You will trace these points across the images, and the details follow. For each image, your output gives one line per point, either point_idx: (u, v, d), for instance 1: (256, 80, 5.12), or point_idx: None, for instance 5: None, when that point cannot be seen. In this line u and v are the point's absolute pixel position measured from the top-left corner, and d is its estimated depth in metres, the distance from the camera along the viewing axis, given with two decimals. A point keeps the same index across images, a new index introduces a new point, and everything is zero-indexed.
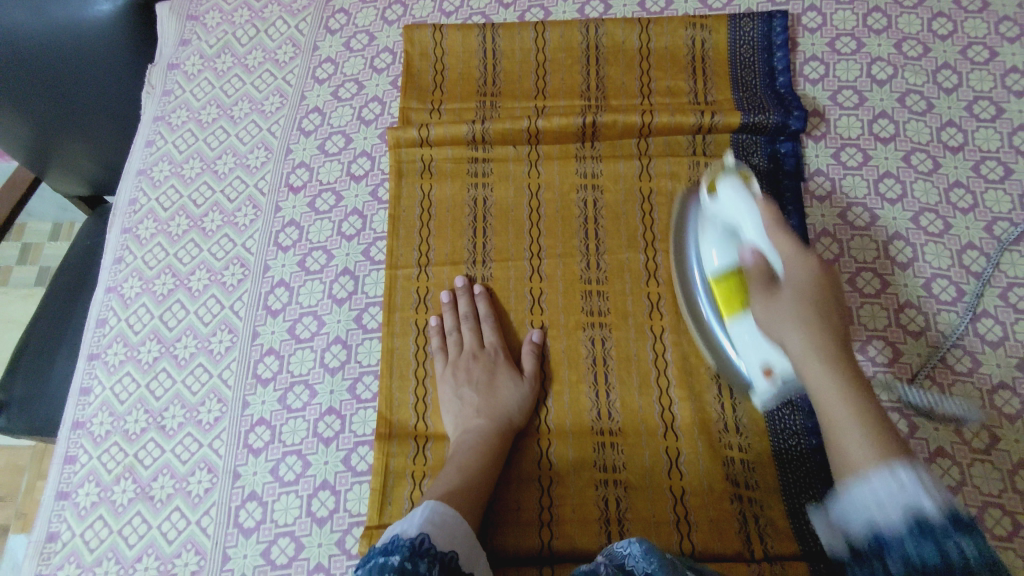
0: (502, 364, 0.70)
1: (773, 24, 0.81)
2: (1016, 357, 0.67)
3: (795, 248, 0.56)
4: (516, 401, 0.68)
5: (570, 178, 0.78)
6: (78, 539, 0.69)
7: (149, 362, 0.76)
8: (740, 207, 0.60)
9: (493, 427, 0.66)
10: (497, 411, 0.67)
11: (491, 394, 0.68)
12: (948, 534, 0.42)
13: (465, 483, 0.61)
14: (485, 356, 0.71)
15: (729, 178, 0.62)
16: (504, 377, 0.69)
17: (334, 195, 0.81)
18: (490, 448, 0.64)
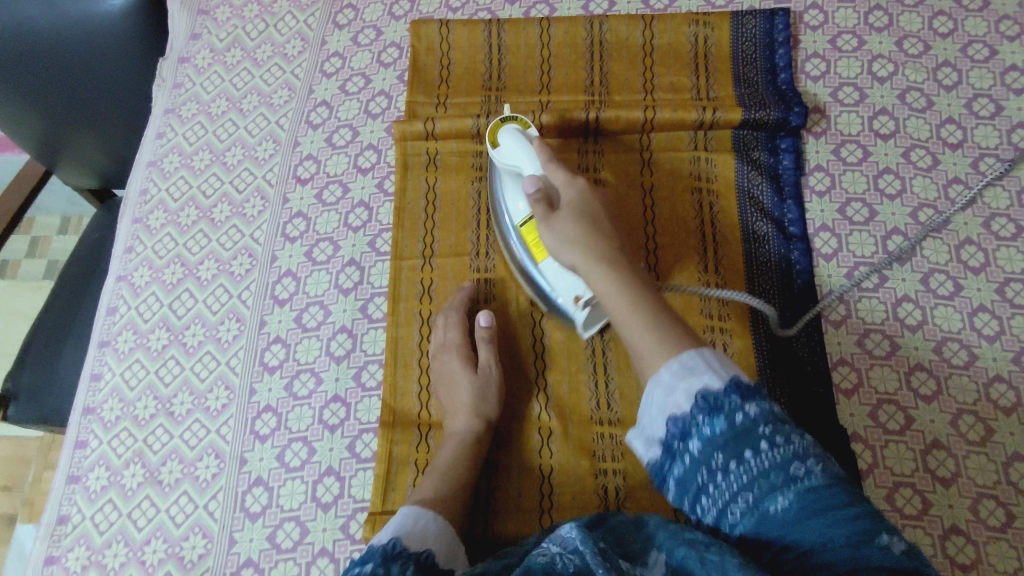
0: (462, 359, 0.70)
1: (774, 22, 0.82)
2: (1012, 352, 0.68)
3: (566, 174, 0.64)
4: (475, 392, 0.67)
5: (571, 174, 0.79)
6: (88, 522, 0.71)
7: (159, 350, 0.78)
8: (522, 155, 0.66)
9: (469, 426, 0.66)
10: (464, 406, 0.67)
11: (456, 392, 0.68)
12: (733, 402, 0.45)
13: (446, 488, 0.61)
14: (453, 353, 0.70)
15: (509, 126, 0.67)
16: (463, 372, 0.69)
17: (341, 187, 0.82)
18: (470, 449, 0.65)
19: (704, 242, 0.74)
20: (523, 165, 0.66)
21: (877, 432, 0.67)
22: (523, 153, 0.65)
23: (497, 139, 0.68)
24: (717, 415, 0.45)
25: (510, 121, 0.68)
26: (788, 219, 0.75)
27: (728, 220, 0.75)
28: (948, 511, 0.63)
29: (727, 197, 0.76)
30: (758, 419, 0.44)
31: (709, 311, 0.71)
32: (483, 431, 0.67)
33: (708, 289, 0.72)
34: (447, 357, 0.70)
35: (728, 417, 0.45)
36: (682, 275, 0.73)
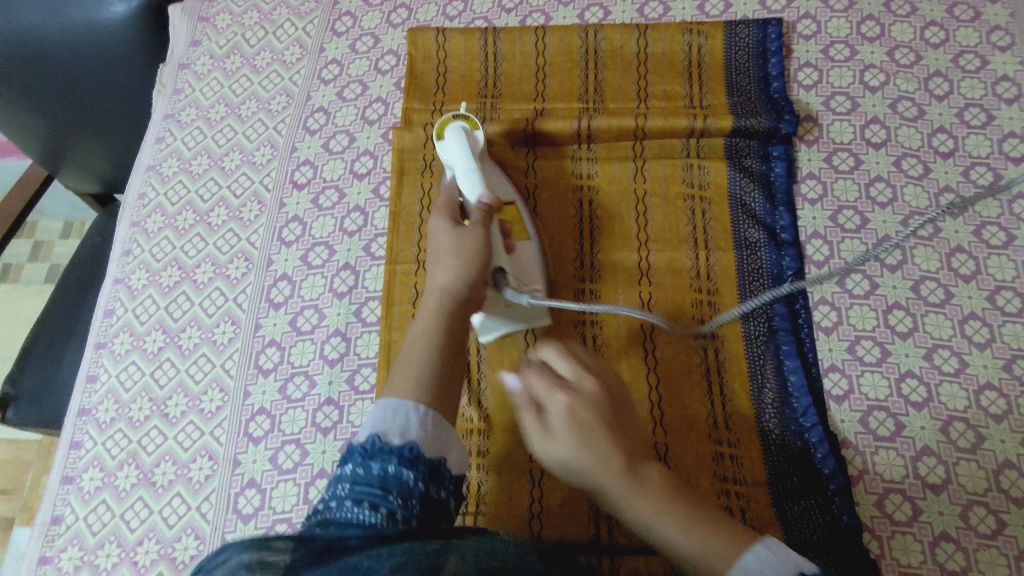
0: (448, 216, 0.66)
1: (767, 31, 0.83)
2: (1002, 359, 0.68)
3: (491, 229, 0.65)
4: (458, 241, 0.62)
5: (565, 180, 0.79)
6: (81, 522, 0.71)
7: (154, 352, 0.78)
8: (460, 151, 0.70)
9: (453, 280, 0.61)
10: (449, 258, 0.62)
11: (439, 244, 0.64)
12: None
13: (433, 353, 0.59)
14: (442, 212, 0.66)
15: (455, 125, 0.72)
16: (447, 219, 0.65)
17: (337, 193, 0.83)
18: (452, 302, 0.61)
19: (697, 249, 0.75)
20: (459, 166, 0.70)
21: (867, 438, 0.67)
22: (461, 153, 0.70)
23: (444, 134, 0.73)
24: None
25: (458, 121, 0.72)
26: (780, 226, 0.76)
27: (720, 227, 0.76)
28: (938, 517, 0.63)
29: (719, 205, 0.77)
30: None
31: (701, 317, 0.72)
32: (469, 285, 0.61)
33: (700, 295, 0.73)
34: (438, 217, 0.65)
35: None
36: (674, 281, 0.74)
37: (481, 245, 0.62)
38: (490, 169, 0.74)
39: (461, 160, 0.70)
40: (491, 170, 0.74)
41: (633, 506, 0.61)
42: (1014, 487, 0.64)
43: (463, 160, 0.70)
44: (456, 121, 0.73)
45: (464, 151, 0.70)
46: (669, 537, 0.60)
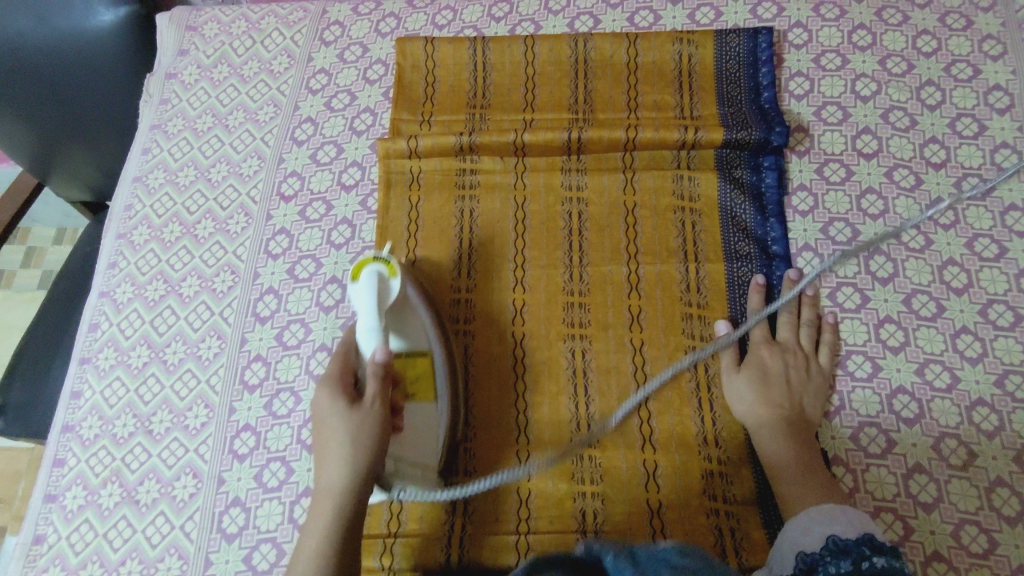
0: (341, 392, 0.59)
1: (758, 41, 0.82)
2: (994, 374, 0.68)
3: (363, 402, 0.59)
4: (351, 437, 0.57)
5: (553, 193, 0.78)
6: (64, 541, 0.70)
7: (139, 367, 0.77)
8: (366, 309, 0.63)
9: (345, 481, 0.56)
10: (339, 461, 0.56)
11: (331, 429, 0.58)
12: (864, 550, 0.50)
13: (330, 544, 0.55)
14: (331, 384, 0.60)
15: (371, 273, 0.65)
16: (340, 403, 0.58)
17: (324, 205, 0.82)
18: (348, 507, 0.56)
19: (687, 262, 0.74)
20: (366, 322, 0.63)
21: (858, 455, 0.66)
22: (367, 305, 0.63)
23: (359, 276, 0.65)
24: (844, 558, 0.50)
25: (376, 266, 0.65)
26: (771, 238, 0.75)
27: (710, 239, 0.75)
28: (929, 537, 0.62)
29: (710, 216, 0.76)
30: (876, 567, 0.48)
31: (691, 332, 0.71)
32: (363, 481, 0.57)
33: (690, 309, 0.72)
34: (325, 388, 0.59)
35: (855, 560, 0.49)
36: (664, 294, 0.73)
37: (378, 439, 0.57)
38: (408, 307, 0.67)
39: (366, 316, 0.63)
40: (410, 314, 0.67)
41: (772, 451, 0.63)
42: (1007, 505, 0.63)
43: (368, 316, 0.63)
44: (373, 264, 0.65)
45: (371, 304, 0.63)
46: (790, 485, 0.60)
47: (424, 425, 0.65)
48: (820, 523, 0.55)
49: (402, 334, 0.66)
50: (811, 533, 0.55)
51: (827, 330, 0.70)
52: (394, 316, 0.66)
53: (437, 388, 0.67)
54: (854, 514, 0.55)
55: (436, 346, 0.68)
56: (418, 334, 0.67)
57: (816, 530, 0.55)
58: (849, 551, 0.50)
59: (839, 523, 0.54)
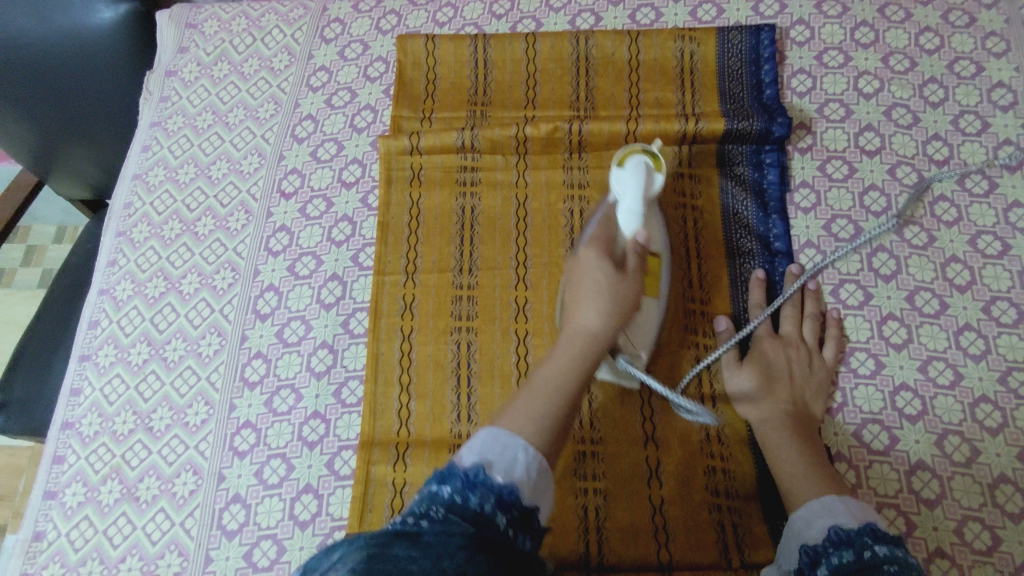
0: (606, 255, 0.61)
1: (760, 38, 0.81)
2: (998, 371, 0.67)
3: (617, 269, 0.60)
4: (609, 292, 0.58)
5: (556, 191, 0.78)
6: (63, 538, 0.70)
7: (139, 364, 0.77)
8: (630, 181, 0.65)
9: (602, 325, 0.57)
10: (600, 301, 0.58)
11: (591, 275, 0.59)
12: (867, 540, 0.50)
13: (572, 378, 0.54)
14: (598, 246, 0.62)
15: (639, 158, 0.67)
16: (607, 262, 0.60)
17: (325, 202, 0.82)
18: (594, 353, 0.56)
19: (689, 258, 0.74)
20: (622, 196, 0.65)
21: (861, 452, 0.66)
22: (633, 188, 0.64)
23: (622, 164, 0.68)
24: (847, 549, 0.50)
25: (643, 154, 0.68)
26: (772, 234, 0.75)
27: (712, 236, 0.75)
28: (932, 533, 0.62)
29: (711, 213, 0.76)
30: (882, 557, 0.48)
31: (693, 328, 0.71)
32: (615, 330, 0.58)
33: (693, 305, 0.72)
34: (592, 249, 0.61)
35: (857, 551, 0.50)
36: None
37: (634, 300, 0.59)
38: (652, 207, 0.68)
39: (630, 197, 0.64)
40: (654, 214, 0.68)
41: (774, 442, 0.63)
42: (1010, 502, 0.63)
43: (633, 191, 0.64)
44: (640, 155, 0.67)
45: (637, 186, 0.64)
46: (791, 475, 0.60)
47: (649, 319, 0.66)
48: (821, 516, 0.55)
49: (649, 224, 0.67)
50: (813, 527, 0.55)
51: (832, 324, 0.70)
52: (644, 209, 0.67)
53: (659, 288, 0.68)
54: (855, 505, 0.55)
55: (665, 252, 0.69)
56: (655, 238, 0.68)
57: (818, 523, 0.54)
58: (851, 542, 0.51)
59: (840, 515, 0.54)
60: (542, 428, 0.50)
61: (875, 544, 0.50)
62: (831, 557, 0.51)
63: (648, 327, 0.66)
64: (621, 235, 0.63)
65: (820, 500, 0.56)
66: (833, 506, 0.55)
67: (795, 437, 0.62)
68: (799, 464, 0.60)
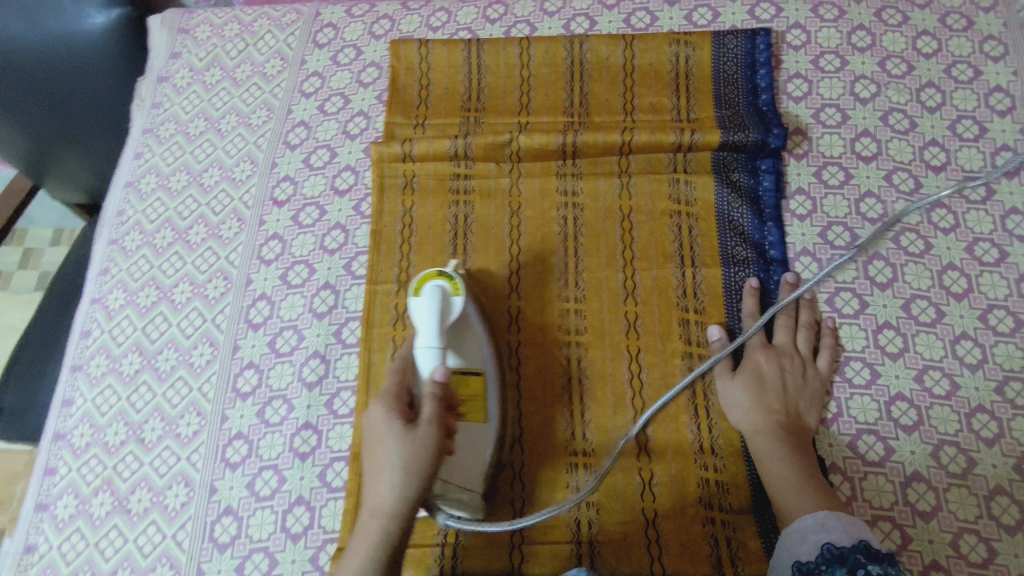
0: (396, 409, 0.56)
1: (756, 42, 0.81)
2: (994, 381, 0.67)
3: (403, 427, 0.55)
4: (403, 462, 0.53)
5: (502, 249, 0.76)
6: (55, 551, 0.70)
7: (131, 374, 0.77)
8: (428, 318, 0.61)
9: (395, 504, 0.54)
10: (395, 473, 0.54)
11: (383, 449, 0.55)
12: (861, 558, 0.49)
13: (373, 566, 0.53)
14: (387, 401, 0.57)
15: (437, 285, 0.63)
16: (396, 422, 0.55)
17: (317, 210, 0.82)
18: (398, 524, 0.54)
19: (683, 267, 0.73)
20: (423, 333, 0.61)
21: (856, 464, 0.65)
22: (429, 322, 0.61)
23: (421, 291, 0.64)
24: (840, 566, 0.49)
25: (444, 283, 0.64)
26: (768, 242, 0.74)
27: (707, 244, 0.74)
28: (927, 546, 0.62)
29: (706, 221, 0.75)
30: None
31: (688, 338, 0.71)
32: (415, 502, 0.54)
33: (687, 315, 0.72)
34: (380, 405, 0.57)
35: (850, 569, 0.49)
36: (660, 300, 0.72)
37: (434, 457, 0.54)
38: (462, 331, 0.65)
39: (426, 328, 0.61)
40: (467, 332, 0.66)
41: (767, 455, 0.62)
42: (1006, 514, 0.62)
43: (429, 326, 0.61)
44: (438, 281, 0.63)
45: (435, 318, 0.61)
46: (784, 488, 0.59)
47: (473, 451, 0.63)
48: (815, 530, 0.54)
49: (460, 353, 0.65)
50: (806, 542, 0.54)
51: (827, 334, 0.69)
52: (452, 335, 0.65)
53: (487, 411, 0.65)
54: (847, 520, 0.54)
55: (490, 366, 0.67)
56: (473, 355, 0.65)
57: (811, 538, 0.54)
58: (845, 559, 0.50)
59: (834, 530, 0.54)
60: None
61: (869, 563, 0.49)
62: (824, 574, 0.50)
63: (473, 460, 0.63)
64: (421, 381, 0.60)
65: (812, 514, 0.55)
66: (826, 521, 0.54)
67: (788, 449, 0.62)
68: (793, 477, 0.60)
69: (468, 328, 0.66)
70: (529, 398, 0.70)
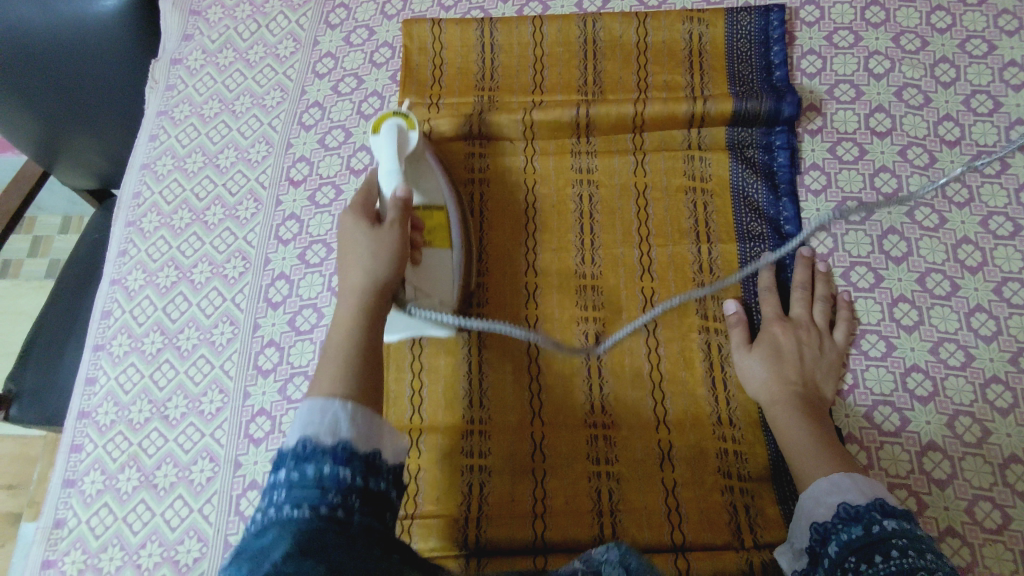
0: (363, 214, 0.61)
1: (769, 19, 0.81)
2: (1009, 352, 0.68)
3: (370, 225, 0.60)
4: (371, 251, 0.58)
5: (516, 223, 0.77)
6: (84, 526, 0.71)
7: (153, 353, 0.78)
8: (387, 150, 0.68)
9: (368, 274, 0.57)
10: (363, 261, 0.58)
11: (353, 247, 0.59)
12: (874, 514, 0.52)
13: (357, 327, 0.54)
14: (355, 207, 0.62)
15: (391, 122, 0.69)
16: (363, 222, 0.60)
17: (334, 189, 0.82)
18: (372, 301, 0.56)
19: (699, 242, 0.74)
20: (386, 177, 0.67)
21: (872, 434, 0.66)
22: (388, 153, 0.67)
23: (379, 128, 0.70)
24: (856, 525, 0.52)
25: (397, 117, 0.70)
26: (783, 218, 0.75)
27: (722, 220, 0.75)
28: (943, 513, 0.63)
29: (721, 197, 0.76)
30: (889, 532, 0.50)
31: (704, 312, 0.72)
32: (388, 278, 0.58)
33: (703, 290, 0.72)
34: (349, 210, 0.61)
35: (866, 527, 0.52)
36: (677, 276, 0.73)
37: (398, 242, 0.59)
38: (421, 163, 0.71)
39: (387, 160, 0.67)
40: (425, 169, 0.71)
41: (785, 424, 0.63)
42: (1021, 482, 0.63)
43: (389, 158, 0.67)
44: (393, 118, 0.69)
45: (391, 151, 0.67)
46: (801, 455, 0.60)
47: (441, 270, 0.68)
48: (831, 493, 0.55)
49: (420, 188, 0.70)
50: (822, 505, 0.56)
51: (843, 307, 0.70)
52: (410, 167, 0.70)
53: (452, 240, 0.70)
54: (863, 481, 0.56)
55: (450, 202, 0.72)
56: (433, 190, 0.71)
57: (827, 501, 0.55)
58: (860, 518, 0.53)
59: (848, 491, 0.55)
60: (340, 378, 0.50)
61: (883, 519, 0.51)
62: (840, 533, 0.53)
63: (444, 283, 0.68)
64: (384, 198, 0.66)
65: (828, 478, 0.57)
66: (840, 483, 0.56)
67: (806, 418, 0.63)
68: (810, 442, 0.61)
69: (428, 172, 0.71)
70: (548, 372, 0.71)
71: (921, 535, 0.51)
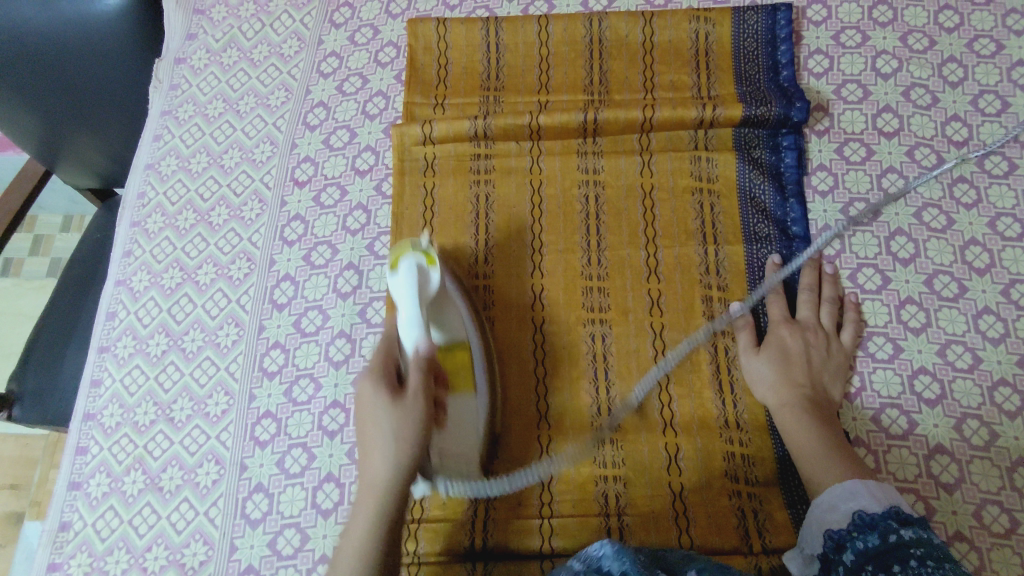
0: (383, 384, 0.56)
1: (777, 17, 0.80)
2: (1017, 355, 0.67)
3: (390, 397, 0.55)
4: (394, 427, 0.54)
5: (523, 225, 0.76)
6: (90, 528, 0.71)
7: (157, 355, 0.78)
8: (408, 295, 0.61)
9: (390, 473, 0.53)
10: (384, 450, 0.54)
11: (375, 420, 0.55)
12: (890, 523, 0.51)
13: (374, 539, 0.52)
14: (374, 375, 0.57)
15: (410, 261, 0.62)
16: (383, 394, 0.55)
17: (338, 190, 0.82)
18: (395, 497, 0.53)
19: (706, 244, 0.74)
20: (405, 311, 0.61)
21: (880, 437, 0.66)
22: (410, 299, 0.61)
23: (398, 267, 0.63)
24: (872, 533, 0.51)
25: (416, 253, 0.63)
26: (790, 219, 0.74)
27: (729, 221, 0.74)
28: (951, 516, 0.63)
29: (728, 198, 0.75)
30: (906, 540, 0.49)
31: (711, 315, 0.71)
32: (411, 470, 0.54)
33: (710, 292, 0.72)
34: (370, 379, 0.57)
35: (882, 535, 0.51)
36: (684, 277, 0.73)
37: (423, 425, 0.55)
38: (444, 300, 0.65)
39: (408, 305, 0.61)
40: (446, 300, 0.65)
41: (792, 428, 0.63)
42: None
43: (410, 307, 0.61)
44: (413, 253, 0.63)
45: (414, 294, 0.61)
46: (812, 459, 0.60)
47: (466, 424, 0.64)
48: (843, 499, 0.55)
49: (441, 324, 0.64)
50: (835, 510, 0.55)
51: (851, 309, 0.70)
52: (432, 306, 0.64)
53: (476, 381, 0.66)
54: (876, 487, 0.55)
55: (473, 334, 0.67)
56: (455, 324, 0.65)
57: (840, 506, 0.55)
58: (875, 526, 0.52)
59: (862, 497, 0.54)
60: None
61: (900, 527, 0.50)
62: (855, 541, 0.52)
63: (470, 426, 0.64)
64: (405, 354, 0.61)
65: (841, 484, 0.56)
66: (853, 489, 0.55)
67: (814, 421, 0.63)
68: (820, 446, 0.61)
69: (448, 299, 0.66)
70: (555, 375, 0.71)
71: (941, 546, 0.49)
